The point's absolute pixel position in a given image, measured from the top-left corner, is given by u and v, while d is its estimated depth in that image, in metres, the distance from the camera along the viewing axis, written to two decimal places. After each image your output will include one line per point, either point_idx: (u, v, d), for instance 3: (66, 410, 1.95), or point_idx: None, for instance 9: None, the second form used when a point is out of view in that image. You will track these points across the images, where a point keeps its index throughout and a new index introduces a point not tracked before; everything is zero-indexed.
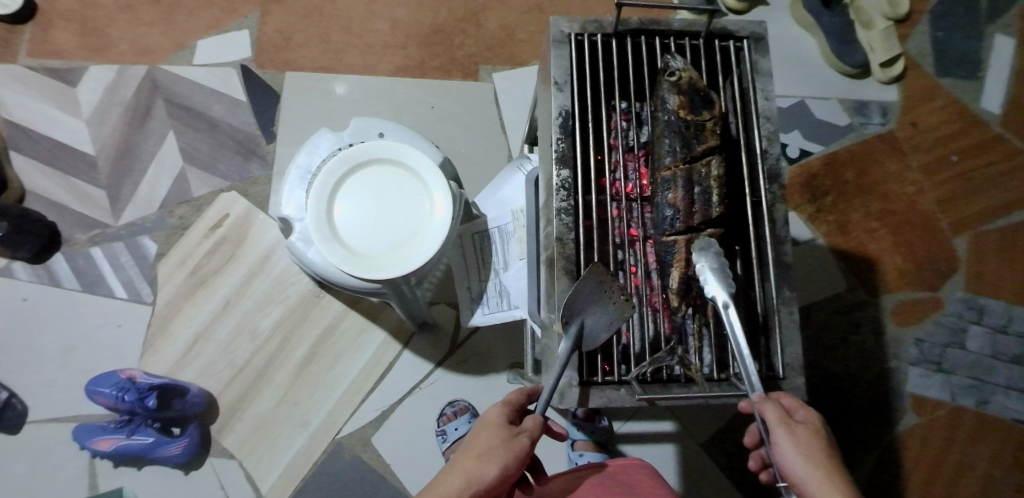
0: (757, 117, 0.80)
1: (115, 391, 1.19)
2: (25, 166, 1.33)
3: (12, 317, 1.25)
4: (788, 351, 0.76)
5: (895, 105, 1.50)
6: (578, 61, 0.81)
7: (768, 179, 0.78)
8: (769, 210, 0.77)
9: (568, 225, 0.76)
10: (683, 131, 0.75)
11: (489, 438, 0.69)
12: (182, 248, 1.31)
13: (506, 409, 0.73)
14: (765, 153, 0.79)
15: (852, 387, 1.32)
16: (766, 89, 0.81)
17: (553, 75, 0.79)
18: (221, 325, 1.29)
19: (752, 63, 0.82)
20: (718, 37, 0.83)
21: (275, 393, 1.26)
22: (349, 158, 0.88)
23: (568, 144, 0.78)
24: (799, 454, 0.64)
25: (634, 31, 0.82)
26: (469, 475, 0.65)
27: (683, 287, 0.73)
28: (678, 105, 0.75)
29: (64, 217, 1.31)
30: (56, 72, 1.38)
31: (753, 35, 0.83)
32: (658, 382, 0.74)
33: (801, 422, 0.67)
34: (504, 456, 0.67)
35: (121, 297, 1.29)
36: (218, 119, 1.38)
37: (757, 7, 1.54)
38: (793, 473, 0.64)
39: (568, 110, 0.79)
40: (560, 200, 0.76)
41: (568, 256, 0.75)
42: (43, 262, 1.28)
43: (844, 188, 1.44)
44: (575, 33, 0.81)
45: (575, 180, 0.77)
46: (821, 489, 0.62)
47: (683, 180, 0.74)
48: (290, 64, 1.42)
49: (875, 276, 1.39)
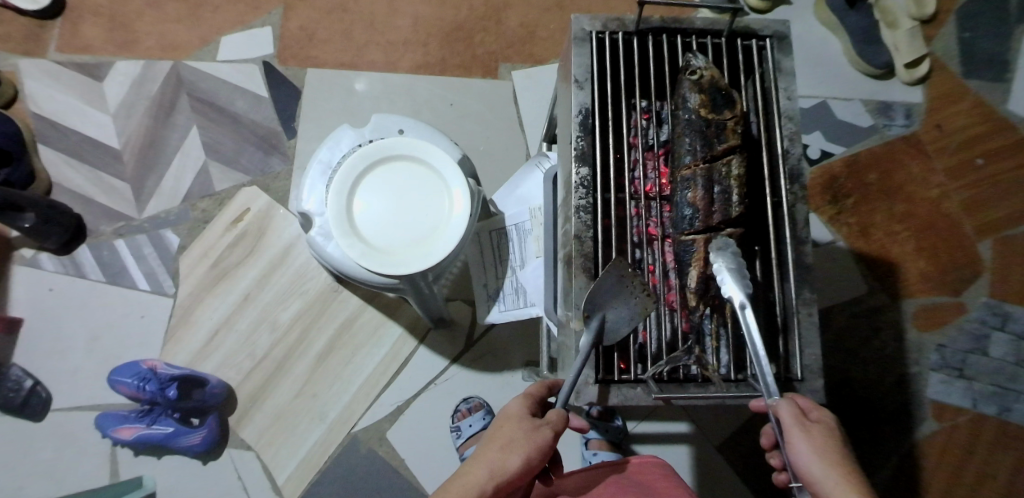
0: (779, 117, 0.79)
1: (137, 381, 1.21)
2: (53, 159, 1.37)
3: (38, 305, 1.28)
4: (808, 353, 0.75)
5: (921, 106, 1.47)
6: (599, 60, 0.80)
7: (788, 179, 0.77)
8: (789, 211, 0.76)
9: (587, 223, 0.75)
10: (703, 131, 0.75)
11: (513, 430, 0.69)
12: (204, 240, 1.34)
13: (528, 404, 0.74)
14: (786, 154, 0.78)
15: (871, 391, 1.30)
16: (789, 89, 0.80)
17: (573, 72, 0.78)
18: (240, 318, 1.30)
19: (774, 63, 0.81)
20: (740, 35, 0.82)
21: (294, 385, 1.27)
22: (371, 154, 0.90)
23: (588, 142, 0.77)
24: (815, 454, 0.64)
25: (656, 29, 0.81)
26: (497, 464, 0.65)
27: (701, 287, 0.73)
28: (699, 103, 0.75)
29: (91, 209, 1.34)
30: (85, 67, 1.41)
31: (777, 33, 0.82)
32: (675, 381, 0.74)
33: (817, 423, 0.66)
34: (527, 447, 0.67)
35: (143, 290, 1.31)
36: (241, 115, 1.40)
37: (780, 6, 1.53)
38: (808, 473, 0.64)
39: (588, 107, 0.78)
40: (579, 198, 0.75)
41: (586, 254, 0.74)
42: (70, 253, 1.31)
43: (866, 191, 1.42)
44: (596, 30, 0.81)
45: (594, 178, 0.77)
46: (835, 488, 0.61)
47: (702, 180, 0.74)
48: (312, 61, 1.44)
49: (897, 279, 1.37)
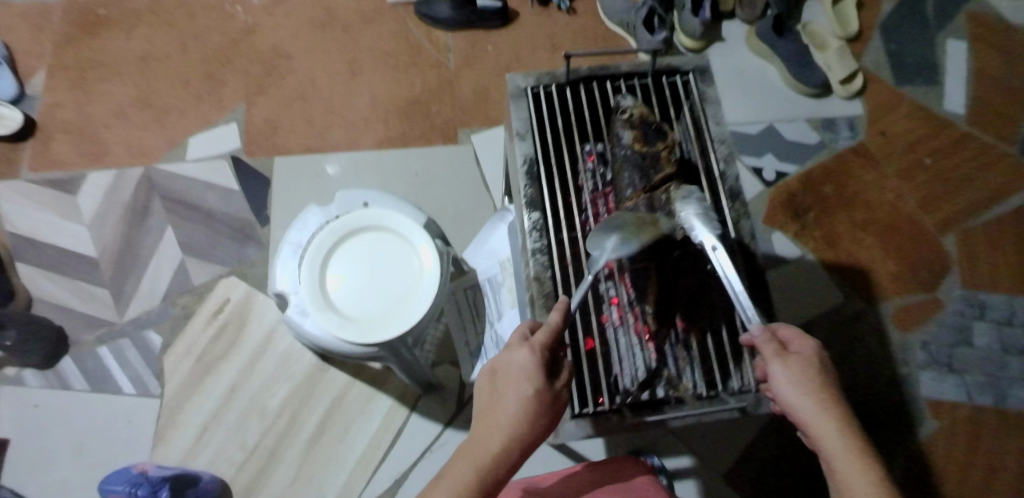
0: (711, 142, 0.83)
1: (127, 487, 1.15)
2: (31, 274, 1.38)
3: (22, 424, 1.26)
4: None
5: (862, 117, 1.55)
6: (536, 112, 0.86)
7: (729, 197, 0.80)
8: (735, 227, 0.78)
9: (544, 263, 0.78)
10: (640, 163, 0.77)
11: (536, 397, 0.60)
12: (187, 336, 1.34)
13: (541, 350, 0.62)
14: (723, 176, 0.81)
15: (868, 397, 1.29)
16: (717, 115, 0.84)
17: (514, 127, 0.84)
18: (228, 409, 1.29)
19: (700, 94, 0.86)
20: (664, 73, 0.88)
21: (288, 471, 1.25)
22: (339, 229, 0.93)
23: (535, 189, 0.81)
24: (796, 383, 0.63)
25: (585, 77, 0.87)
26: (512, 432, 0.58)
27: (660, 310, 0.76)
28: (633, 139, 0.77)
29: (71, 319, 1.35)
30: (58, 182, 1.45)
31: (698, 67, 0.87)
32: (651, 406, 0.74)
33: (800, 354, 0.65)
34: (550, 417, 0.61)
35: (128, 394, 1.30)
36: (214, 209, 1.44)
37: (713, 44, 1.63)
38: (791, 405, 0.63)
39: (532, 156, 0.82)
40: (533, 242, 0.79)
41: (547, 293, 0.76)
42: (53, 366, 1.31)
43: (824, 203, 1.47)
44: (531, 86, 0.86)
45: (546, 221, 0.80)
46: (816, 419, 0.60)
47: (646, 206, 0.76)
48: (278, 149, 1.49)
49: (869, 283, 1.40)
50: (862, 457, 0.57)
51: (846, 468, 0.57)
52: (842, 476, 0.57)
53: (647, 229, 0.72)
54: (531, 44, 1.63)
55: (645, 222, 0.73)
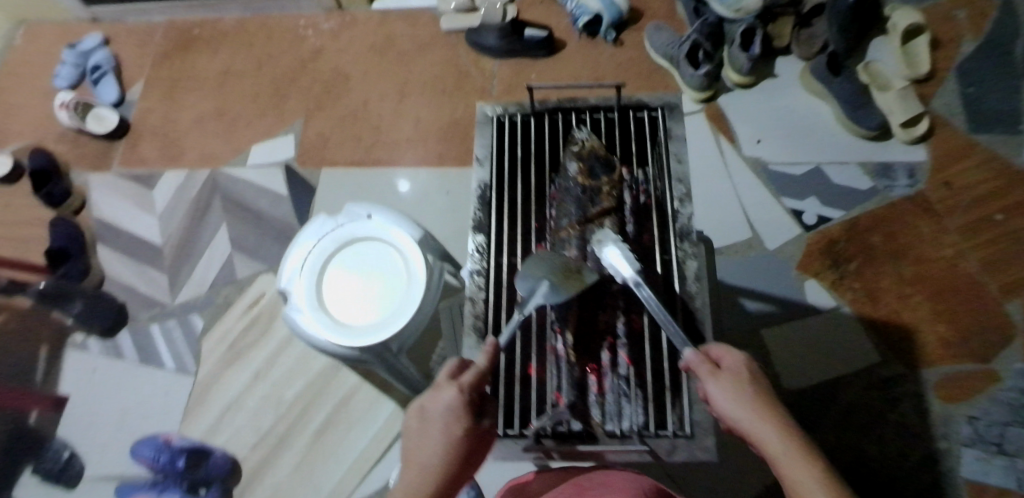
0: (670, 180, 0.78)
1: (152, 453, 1.31)
2: (107, 255, 1.58)
3: (80, 384, 1.43)
4: (698, 408, 0.69)
5: (923, 165, 1.43)
6: (500, 140, 0.86)
7: (677, 237, 0.75)
8: (678, 269, 0.74)
9: (479, 285, 0.76)
10: (581, 196, 0.76)
11: (464, 443, 0.59)
12: (225, 324, 1.47)
13: (466, 388, 0.61)
14: (676, 214, 0.77)
15: (896, 470, 1.17)
16: (679, 152, 0.80)
17: (476, 152, 0.84)
18: (249, 396, 1.39)
19: (665, 131, 0.82)
20: (632, 109, 0.86)
21: (292, 460, 1.32)
22: (342, 238, 1.03)
23: (484, 213, 0.80)
24: (732, 397, 0.59)
25: (552, 109, 0.86)
26: (440, 475, 0.57)
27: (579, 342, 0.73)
28: (578, 172, 0.77)
29: (133, 298, 1.52)
30: (141, 178, 1.66)
31: (667, 103, 0.84)
32: (557, 437, 0.70)
33: (731, 369, 0.62)
34: (476, 460, 0.60)
35: (168, 370, 1.44)
36: (264, 211, 1.58)
37: (762, 80, 1.57)
38: (732, 420, 0.59)
39: (487, 182, 0.82)
40: (473, 263, 0.78)
41: (477, 314, 0.75)
42: (112, 337, 1.48)
43: (869, 253, 1.36)
44: (498, 115, 0.87)
45: (490, 244, 0.79)
46: (758, 428, 0.57)
47: (576, 240, 0.75)
48: (327, 161, 1.61)
49: (913, 347, 1.27)
50: (805, 456, 0.53)
51: (793, 469, 0.53)
52: (791, 480, 0.52)
53: (573, 281, 0.68)
54: (574, 75, 1.65)
55: (572, 270, 0.69)
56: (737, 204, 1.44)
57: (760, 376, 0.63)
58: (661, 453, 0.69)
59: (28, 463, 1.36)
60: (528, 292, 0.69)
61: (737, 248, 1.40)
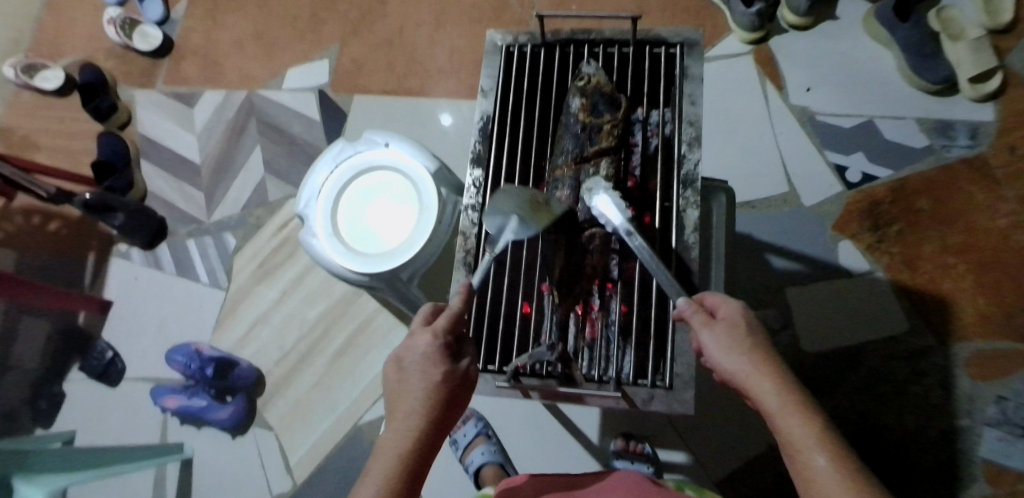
0: (679, 123, 0.75)
1: (185, 359, 1.40)
2: (150, 171, 1.65)
3: (126, 291, 1.54)
4: (680, 361, 0.68)
5: (990, 126, 1.30)
6: (508, 70, 0.81)
7: (680, 184, 0.73)
8: (678, 216, 0.72)
9: (473, 220, 0.76)
10: (579, 134, 0.72)
11: (441, 385, 0.60)
12: (256, 243, 1.53)
13: (440, 334, 0.62)
14: (682, 159, 0.74)
15: (908, 442, 1.14)
16: (693, 95, 0.75)
17: (481, 83, 0.80)
18: (275, 313, 1.47)
19: (681, 70, 0.77)
20: (650, 44, 0.79)
21: (313, 377, 1.40)
22: (358, 166, 1.03)
23: (485, 147, 0.77)
24: (727, 349, 0.59)
25: (563, 41, 0.80)
26: (425, 418, 0.58)
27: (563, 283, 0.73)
28: (580, 109, 0.73)
29: (173, 213, 1.60)
30: (181, 97, 1.70)
31: (687, 39, 0.77)
32: (536, 376, 0.70)
33: (726, 318, 0.62)
34: (459, 402, 0.61)
35: (203, 283, 1.52)
36: (296, 136, 1.59)
37: (823, 22, 1.44)
38: (725, 371, 0.59)
39: (490, 114, 0.78)
40: (469, 198, 0.76)
41: (468, 249, 0.74)
42: (154, 249, 1.57)
43: (914, 217, 1.27)
44: (507, 44, 0.81)
45: (487, 180, 0.77)
46: (751, 379, 0.57)
47: (570, 180, 0.72)
48: (358, 88, 1.60)
49: (947, 319, 1.20)
50: (801, 408, 0.53)
51: (788, 422, 0.53)
52: (786, 430, 0.53)
53: (542, 213, 0.69)
54: (618, 8, 1.56)
55: (540, 203, 0.70)
56: (776, 156, 1.36)
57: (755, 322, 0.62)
58: (636, 403, 0.67)
59: (77, 359, 1.49)
60: (497, 229, 0.71)
61: (770, 203, 1.33)
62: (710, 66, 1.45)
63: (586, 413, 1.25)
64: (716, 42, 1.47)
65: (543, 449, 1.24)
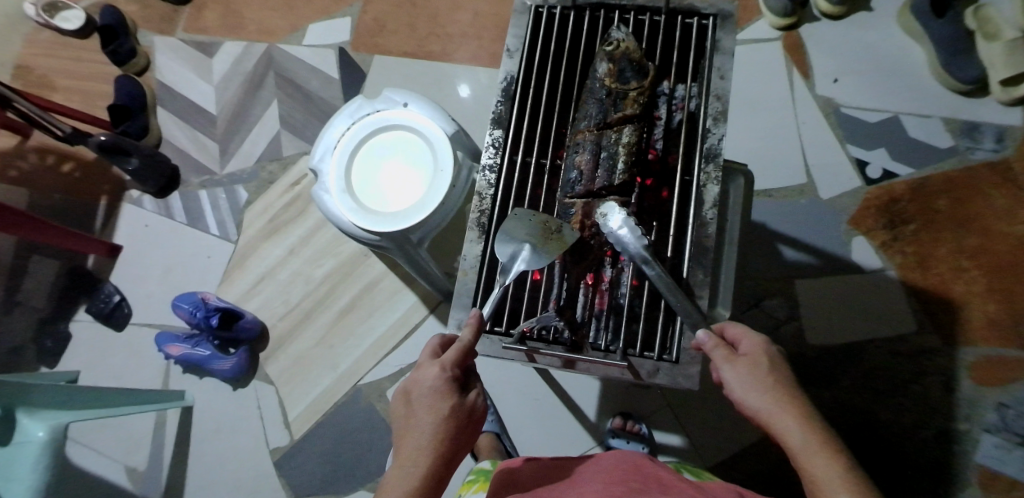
0: (706, 96, 0.73)
1: (191, 308, 1.41)
2: (166, 118, 1.65)
3: (135, 236, 1.55)
4: (688, 336, 0.68)
5: (1018, 130, 1.28)
6: (535, 32, 0.79)
7: (702, 158, 0.72)
8: (697, 191, 0.71)
9: (490, 181, 0.75)
10: (603, 99, 0.71)
11: (449, 418, 0.60)
12: (267, 198, 1.53)
13: (448, 366, 0.63)
14: (705, 134, 0.72)
15: (903, 441, 1.15)
16: (723, 68, 0.74)
17: (507, 43, 0.79)
18: (282, 268, 1.48)
19: (713, 42, 0.75)
20: (682, 14, 0.77)
21: (316, 334, 1.42)
22: (375, 124, 1.03)
23: (507, 107, 0.76)
24: (749, 387, 0.60)
25: (594, 5, 0.78)
26: (433, 453, 0.58)
27: (577, 251, 0.71)
28: (607, 74, 0.71)
29: (186, 162, 1.60)
30: (200, 45, 1.68)
31: (721, 11, 0.76)
32: (543, 341, 0.70)
33: (748, 353, 0.63)
34: (467, 435, 0.61)
35: (213, 234, 1.53)
36: (313, 92, 1.58)
37: (858, 12, 1.41)
38: (748, 407, 0.60)
39: (514, 75, 0.77)
40: (487, 158, 0.75)
41: (483, 211, 0.73)
42: (165, 196, 1.57)
43: (932, 218, 1.26)
44: (536, 5, 0.80)
45: (507, 140, 0.76)
46: (774, 419, 0.58)
47: (591, 145, 0.71)
48: (379, 48, 1.58)
49: (955, 322, 1.19)
50: (823, 446, 0.54)
51: (812, 461, 0.54)
52: (809, 469, 0.54)
53: (553, 242, 0.68)
54: None
55: (551, 229, 0.68)
56: (797, 146, 1.34)
57: (777, 357, 0.63)
58: (641, 374, 0.68)
59: (84, 301, 1.51)
60: (509, 257, 0.69)
61: (787, 192, 1.32)
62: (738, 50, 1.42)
63: (584, 388, 1.26)
64: (745, 26, 1.44)
65: (539, 420, 1.25)
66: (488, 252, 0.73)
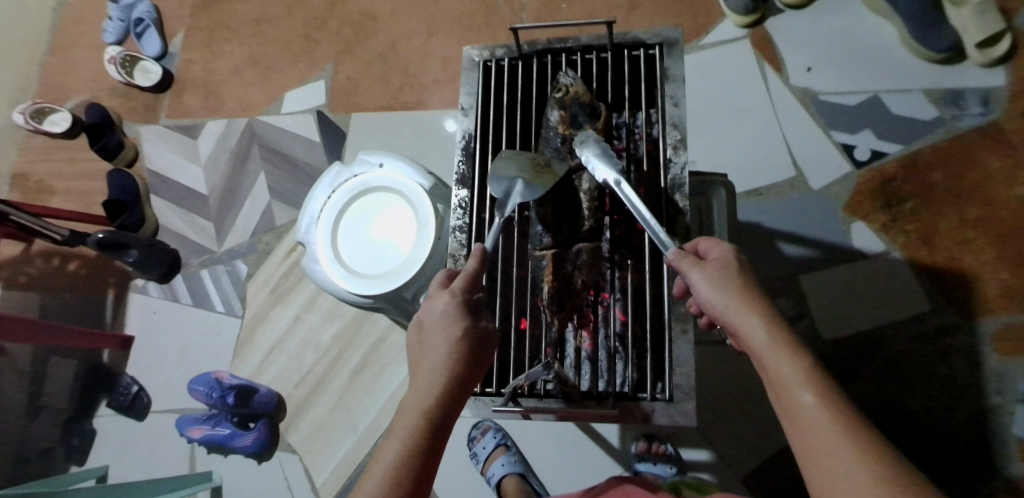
0: (663, 127, 0.74)
1: (207, 389, 1.43)
2: (161, 206, 1.68)
3: (146, 324, 1.58)
4: (679, 374, 0.66)
5: (1002, 91, 1.26)
6: (487, 86, 0.80)
7: (667, 190, 0.72)
8: (666, 223, 0.71)
9: (462, 241, 0.75)
10: (559, 148, 0.72)
11: (461, 337, 0.60)
12: (267, 269, 1.55)
13: (457, 291, 0.63)
14: (668, 164, 0.72)
15: (937, 426, 1.11)
16: (676, 96, 0.74)
17: (460, 101, 0.80)
18: (291, 336, 1.49)
19: (662, 71, 0.75)
20: (628, 47, 0.77)
21: (332, 397, 1.42)
22: (354, 189, 1.04)
23: (469, 165, 0.78)
24: (715, 287, 0.59)
25: (540, 51, 0.79)
26: (446, 371, 0.58)
27: (555, 302, 0.70)
28: (560, 121, 0.72)
29: (185, 245, 1.63)
30: (185, 128, 1.73)
31: (666, 39, 0.76)
32: (534, 396, 0.70)
33: (717, 259, 0.62)
34: (480, 356, 0.60)
35: (219, 312, 1.55)
36: (297, 158, 1.61)
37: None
38: (713, 307, 0.60)
39: (472, 132, 0.78)
40: (456, 219, 0.76)
41: (458, 273, 0.74)
42: (169, 281, 1.60)
43: (929, 191, 1.23)
44: (485, 59, 0.81)
45: (474, 199, 0.77)
46: (741, 319, 0.57)
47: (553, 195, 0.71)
48: (355, 107, 1.61)
49: (970, 295, 1.16)
50: (789, 350, 0.54)
51: (779, 362, 0.54)
52: (775, 370, 0.54)
53: (546, 175, 0.70)
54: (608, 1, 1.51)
55: (541, 164, 0.70)
56: (780, 139, 1.33)
57: (746, 262, 0.62)
58: (637, 418, 0.67)
59: (104, 396, 1.53)
60: (504, 195, 0.71)
61: (778, 188, 1.30)
62: (707, 53, 1.42)
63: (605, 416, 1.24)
64: (710, 29, 1.44)
65: (564, 455, 1.23)
66: None
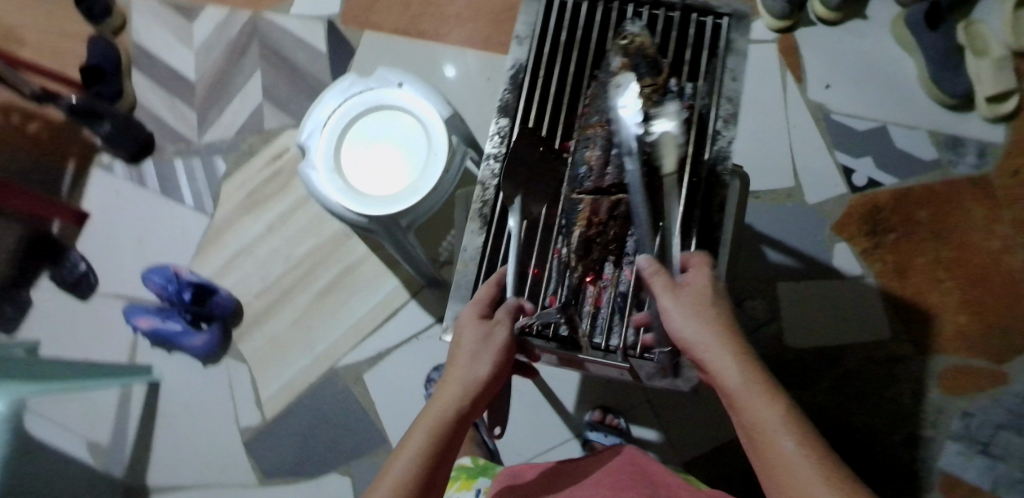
0: (718, 97, 0.73)
1: (162, 281, 1.36)
2: (141, 83, 1.57)
3: (105, 204, 1.48)
4: None
5: (999, 147, 1.31)
6: (547, 19, 0.78)
7: (710, 160, 0.71)
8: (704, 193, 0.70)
9: (494, 170, 0.74)
10: (615, 93, 0.70)
11: (468, 348, 0.62)
12: (245, 172, 1.48)
13: (478, 303, 0.65)
14: (715, 136, 0.72)
15: (872, 446, 1.18)
16: (736, 70, 0.73)
17: (516, 29, 0.78)
18: (260, 245, 1.43)
19: (727, 43, 0.74)
20: (697, 11, 0.76)
21: (294, 313, 1.38)
22: (368, 102, 0.99)
23: (514, 95, 0.76)
24: (685, 313, 0.58)
25: None
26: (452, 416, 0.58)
27: (581, 249, 0.71)
28: (621, 67, 0.70)
29: (162, 130, 1.53)
30: (181, 8, 1.61)
31: (737, 11, 0.75)
32: (542, 337, 0.69)
33: (690, 284, 0.60)
34: (493, 353, 0.61)
35: (188, 206, 1.47)
36: (299, 65, 1.53)
37: (853, 20, 1.41)
38: (683, 336, 0.58)
39: (522, 63, 0.77)
40: (491, 146, 0.75)
41: (486, 201, 0.73)
42: (138, 164, 1.51)
43: (912, 227, 1.28)
44: None
45: (513, 129, 0.75)
46: (717, 354, 0.56)
47: (601, 142, 0.70)
48: (369, 24, 1.53)
49: (927, 331, 1.22)
50: (762, 384, 0.54)
51: (753, 401, 0.54)
52: (752, 410, 0.54)
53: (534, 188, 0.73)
54: None
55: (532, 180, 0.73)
56: (787, 149, 1.35)
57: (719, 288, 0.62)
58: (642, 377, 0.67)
59: (46, 268, 1.44)
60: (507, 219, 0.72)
61: (775, 195, 1.33)
62: None
63: (566, 381, 1.26)
64: None
65: (518, 411, 1.25)
66: (487, 245, 0.74)
